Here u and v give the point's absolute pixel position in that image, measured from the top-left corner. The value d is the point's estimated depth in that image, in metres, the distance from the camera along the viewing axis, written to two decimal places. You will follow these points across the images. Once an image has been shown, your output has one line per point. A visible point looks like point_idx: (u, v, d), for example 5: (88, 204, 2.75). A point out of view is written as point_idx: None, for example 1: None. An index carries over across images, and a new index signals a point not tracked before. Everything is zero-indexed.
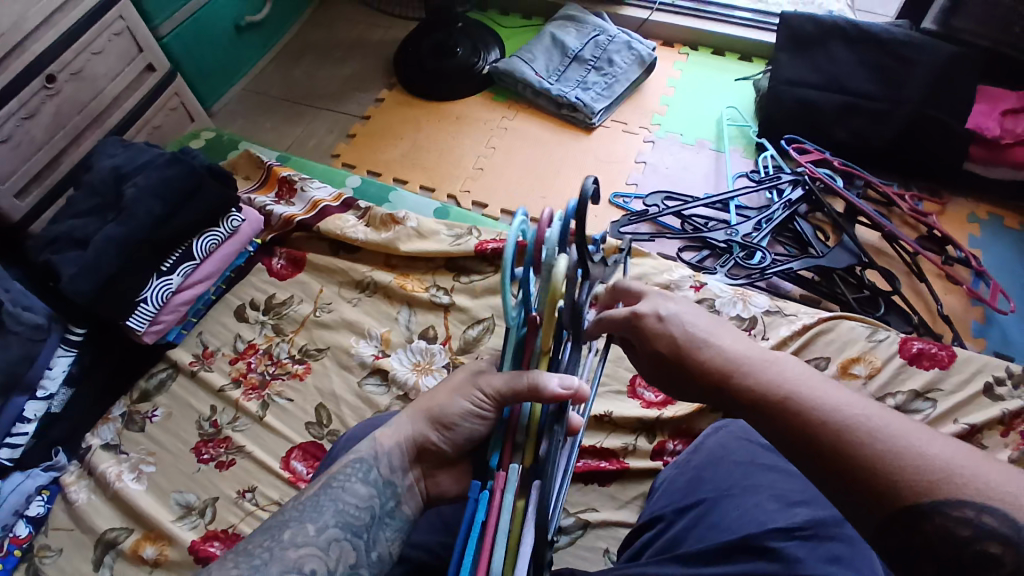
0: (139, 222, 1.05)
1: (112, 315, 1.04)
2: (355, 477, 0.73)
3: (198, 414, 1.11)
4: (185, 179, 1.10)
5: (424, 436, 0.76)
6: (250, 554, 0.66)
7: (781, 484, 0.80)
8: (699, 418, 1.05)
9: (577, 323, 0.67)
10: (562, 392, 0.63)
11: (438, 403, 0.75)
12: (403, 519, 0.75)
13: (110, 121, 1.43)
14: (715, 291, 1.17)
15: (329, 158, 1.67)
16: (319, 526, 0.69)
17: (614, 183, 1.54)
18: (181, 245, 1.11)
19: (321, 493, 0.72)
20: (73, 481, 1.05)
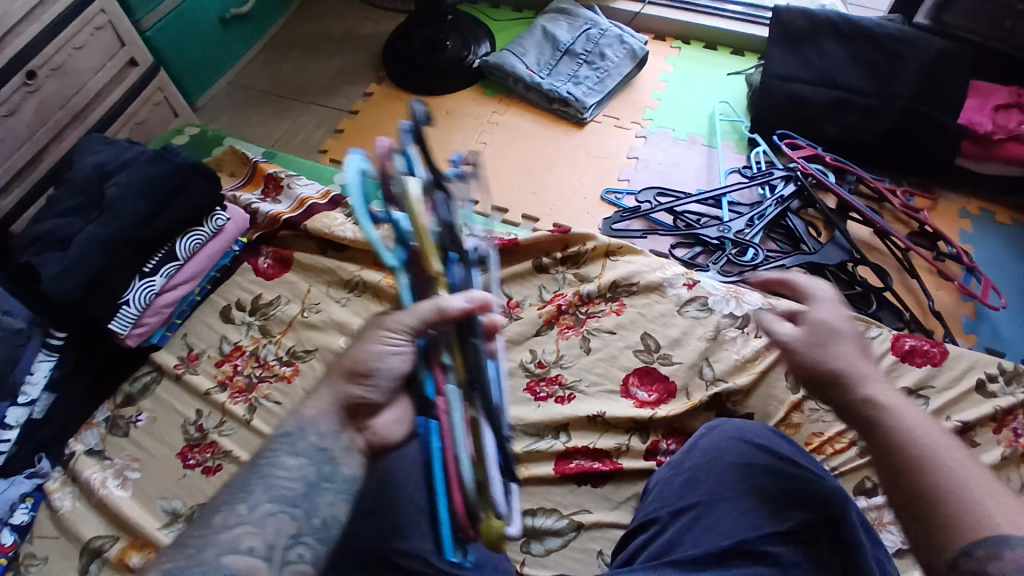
0: (122, 221, 1.03)
1: (95, 317, 1.02)
2: (283, 451, 0.73)
3: (184, 419, 1.10)
4: (169, 178, 1.07)
5: (347, 394, 0.76)
6: (184, 544, 0.67)
7: (775, 486, 0.82)
8: (693, 418, 1.03)
9: (455, 239, 0.78)
10: (470, 306, 0.71)
11: (353, 358, 0.76)
12: (344, 480, 0.73)
13: (92, 117, 1.40)
14: (708, 289, 1.15)
15: (316, 153, 1.64)
16: (251, 505, 0.69)
17: (606, 178, 1.52)
18: (164, 245, 1.09)
19: (254, 475, 0.73)
20: (57, 488, 1.04)
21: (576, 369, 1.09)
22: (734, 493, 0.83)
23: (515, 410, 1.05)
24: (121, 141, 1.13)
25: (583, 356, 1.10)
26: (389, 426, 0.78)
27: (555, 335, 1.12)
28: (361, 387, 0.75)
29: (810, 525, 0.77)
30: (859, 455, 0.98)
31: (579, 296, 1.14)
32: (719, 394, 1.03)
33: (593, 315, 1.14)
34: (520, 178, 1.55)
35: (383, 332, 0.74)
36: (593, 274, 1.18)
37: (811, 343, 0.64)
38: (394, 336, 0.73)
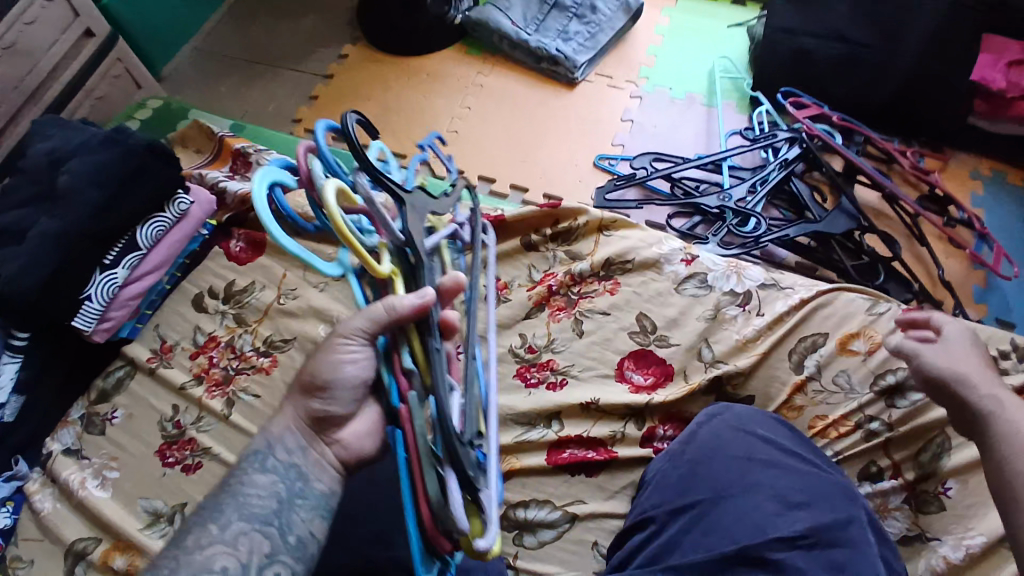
0: (77, 214, 0.95)
1: (54, 316, 0.95)
2: (252, 468, 0.75)
3: (160, 415, 1.05)
4: (123, 161, 0.99)
5: (308, 408, 0.78)
6: (158, 565, 0.68)
7: (781, 482, 0.78)
8: (690, 403, 0.99)
9: (409, 244, 0.76)
10: (418, 303, 0.70)
11: (309, 375, 0.79)
12: (316, 494, 0.75)
13: (48, 97, 1.28)
14: (708, 264, 1.08)
15: (290, 123, 1.54)
16: (223, 523, 0.71)
17: (599, 144, 1.43)
18: (124, 233, 1.01)
19: (223, 493, 0.74)
20: (37, 490, 1.00)
21: (568, 354, 1.03)
22: (738, 492, 0.79)
23: (504, 399, 1.01)
24: (73, 123, 1.04)
25: (576, 339, 1.04)
26: (357, 437, 0.79)
27: (546, 318, 1.06)
28: (319, 400, 0.77)
29: (816, 528, 0.72)
30: (865, 439, 0.93)
31: (570, 276, 1.08)
32: (720, 376, 0.98)
33: (586, 296, 1.07)
34: (507, 145, 1.46)
35: (340, 338, 0.77)
36: (585, 251, 1.11)
37: (942, 360, 0.80)
38: (351, 341, 0.75)
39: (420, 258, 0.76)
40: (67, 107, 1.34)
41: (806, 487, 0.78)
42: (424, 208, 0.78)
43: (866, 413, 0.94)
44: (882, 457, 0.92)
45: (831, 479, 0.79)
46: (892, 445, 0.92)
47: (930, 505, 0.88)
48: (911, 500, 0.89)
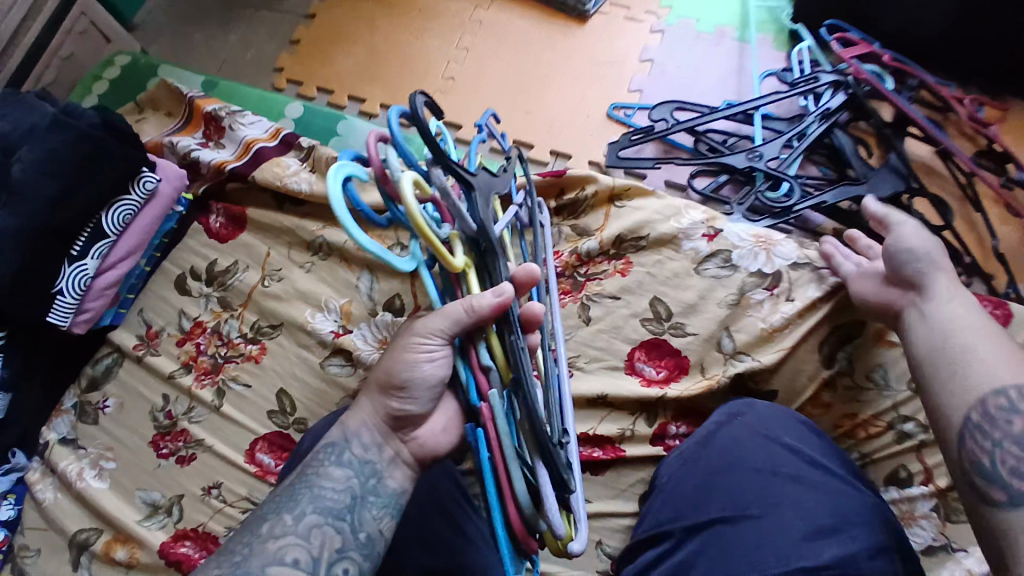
0: (31, 206, 0.87)
1: (25, 314, 0.88)
2: (329, 460, 0.72)
3: (151, 405, 1.01)
4: (76, 142, 0.89)
5: (387, 405, 0.73)
6: (230, 552, 0.65)
7: (806, 503, 0.74)
8: (706, 397, 0.91)
9: (487, 237, 0.68)
10: (499, 300, 0.66)
11: (387, 370, 0.74)
12: (389, 495, 0.71)
13: (12, 62, 1.17)
14: (731, 240, 0.96)
15: (272, 73, 1.39)
16: (297, 515, 0.67)
17: (613, 90, 1.27)
18: (89, 221, 0.92)
19: (297, 483, 0.70)
20: (38, 480, 0.99)
21: (574, 343, 0.95)
22: (766, 510, 0.74)
23: None
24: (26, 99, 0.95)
25: (582, 327, 0.95)
26: (433, 435, 0.74)
27: None
28: (397, 400, 0.72)
29: (851, 556, 0.69)
30: (897, 441, 0.85)
31: (577, 256, 0.98)
32: (740, 373, 0.89)
33: (594, 278, 0.97)
34: (510, 93, 1.30)
35: (416, 338, 0.71)
36: (594, 226, 1.00)
37: (904, 245, 0.78)
38: (429, 341, 0.70)
39: (492, 247, 0.70)
40: (34, 70, 1.22)
41: (834, 509, 0.73)
42: (490, 189, 0.69)
43: (901, 412, 0.85)
44: (914, 461, 0.84)
45: (861, 496, 0.75)
46: (926, 448, 0.83)
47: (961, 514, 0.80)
48: (940, 507, 0.81)
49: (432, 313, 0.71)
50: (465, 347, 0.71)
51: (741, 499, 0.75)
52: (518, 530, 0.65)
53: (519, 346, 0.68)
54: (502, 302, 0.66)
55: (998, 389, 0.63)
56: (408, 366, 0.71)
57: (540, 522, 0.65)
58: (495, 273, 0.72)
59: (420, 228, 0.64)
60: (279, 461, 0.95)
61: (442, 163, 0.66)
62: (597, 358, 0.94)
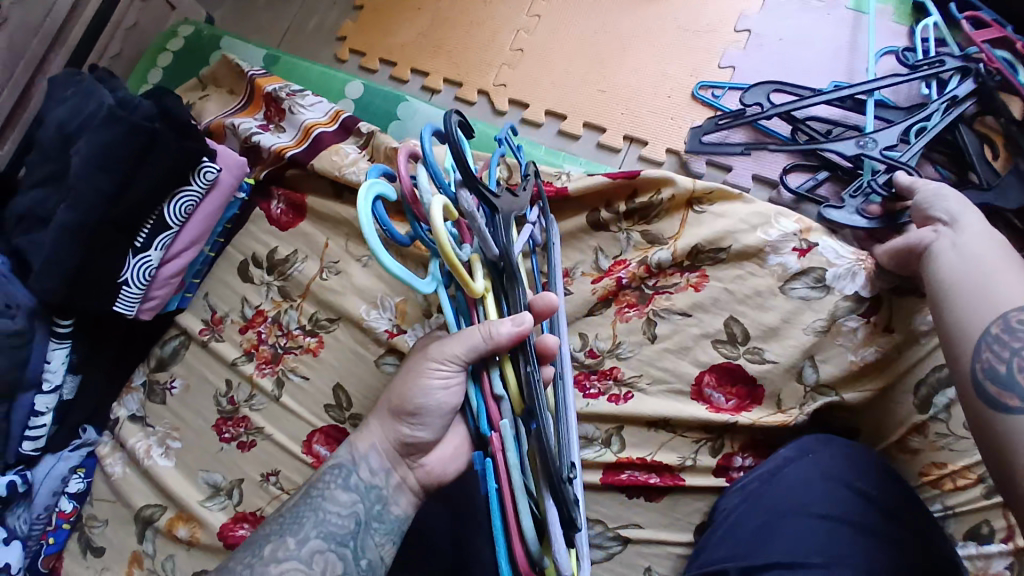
0: (88, 200, 0.87)
1: (94, 304, 0.91)
2: (335, 483, 0.74)
3: (215, 390, 1.04)
4: (133, 135, 0.87)
5: (397, 432, 0.75)
6: (234, 569, 0.68)
7: (879, 560, 0.68)
8: (780, 430, 0.83)
9: (511, 267, 0.66)
10: (519, 330, 0.63)
11: (397, 396, 0.74)
12: (392, 521, 0.74)
13: (73, 38, 1.18)
14: (827, 256, 0.84)
15: (334, 43, 1.34)
16: (301, 538, 0.70)
17: (701, 66, 1.12)
18: (152, 213, 0.92)
19: (303, 503, 0.73)
20: (108, 454, 1.03)
21: (636, 361, 0.88)
22: (832, 562, 0.68)
23: None
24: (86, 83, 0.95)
25: (647, 345, 0.88)
26: (441, 462, 0.76)
27: (612, 317, 0.90)
28: (408, 426, 0.73)
29: None
30: (984, 495, 0.74)
31: (646, 267, 0.89)
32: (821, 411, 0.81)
33: (663, 291, 0.89)
34: (582, 66, 1.19)
35: (431, 363, 0.70)
36: (667, 234, 0.91)
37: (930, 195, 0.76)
38: (444, 367, 0.68)
39: (515, 275, 0.66)
40: (97, 43, 1.23)
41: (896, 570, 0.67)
42: (511, 214, 0.68)
43: None
44: (1001, 517, 0.73)
45: (941, 551, 0.69)
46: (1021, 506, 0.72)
47: None
48: (1017, 565, 0.70)
49: (450, 338, 0.69)
50: (482, 376, 0.68)
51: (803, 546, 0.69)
52: (521, 569, 0.61)
53: (536, 376, 0.65)
54: (521, 332, 0.63)
55: (1022, 306, 0.61)
56: (420, 393, 0.72)
57: (546, 562, 0.62)
58: (515, 301, 0.67)
59: (445, 252, 0.59)
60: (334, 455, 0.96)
61: (469, 181, 0.64)
62: (660, 379, 0.87)
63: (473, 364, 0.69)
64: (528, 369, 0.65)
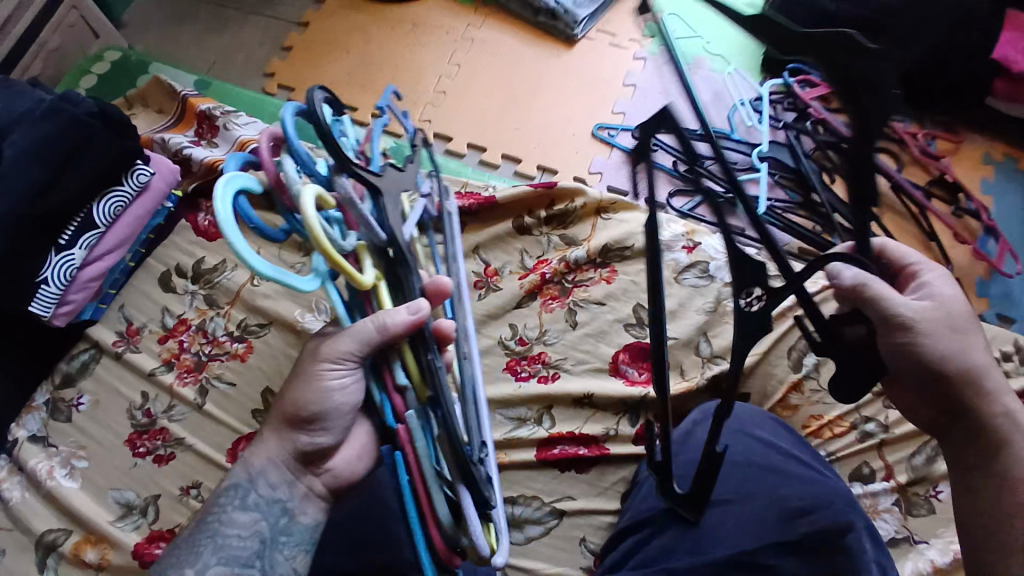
0: (16, 191, 0.86)
1: (9, 304, 0.88)
2: (232, 506, 0.74)
3: (129, 403, 0.99)
4: (67, 133, 0.89)
5: (293, 443, 0.75)
6: None
7: (781, 490, 0.76)
8: (689, 399, 0.95)
9: (399, 248, 0.68)
10: (415, 317, 0.66)
11: (288, 406, 0.75)
12: (300, 530, 0.75)
13: (1, 49, 1.16)
14: (709, 253, 1.03)
15: (263, 78, 1.40)
16: (200, 567, 0.70)
17: (599, 111, 1.33)
18: (79, 211, 0.93)
19: (200, 532, 0.73)
20: (4, 478, 0.97)
21: (562, 346, 0.99)
22: (739, 497, 0.76)
23: (493, 390, 0.97)
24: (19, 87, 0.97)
25: (569, 331, 1.00)
26: (347, 464, 0.78)
27: (538, 308, 1.01)
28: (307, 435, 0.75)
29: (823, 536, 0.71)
30: (859, 440, 0.92)
31: (566, 263, 1.02)
32: (717, 376, 0.94)
33: (581, 284, 1.02)
34: (499, 106, 1.36)
35: (324, 363, 0.72)
36: (581, 236, 1.05)
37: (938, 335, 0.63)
38: (339, 365, 0.71)
39: (403, 256, 0.70)
40: (20, 60, 1.21)
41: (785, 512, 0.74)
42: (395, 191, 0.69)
43: (863, 414, 0.93)
44: (875, 458, 0.91)
45: (831, 485, 0.77)
46: (886, 447, 0.91)
47: (919, 508, 0.87)
48: (901, 503, 0.88)
49: (341, 335, 0.71)
50: (384, 370, 0.72)
51: (717, 484, 0.77)
52: (441, 549, 0.67)
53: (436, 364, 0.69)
54: (416, 318, 0.67)
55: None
56: (315, 399, 0.73)
57: (465, 541, 0.68)
58: (407, 287, 0.72)
59: (321, 241, 0.61)
60: None
61: (341, 167, 0.66)
62: (582, 360, 0.98)
63: (371, 359, 0.72)
64: (428, 359, 0.69)
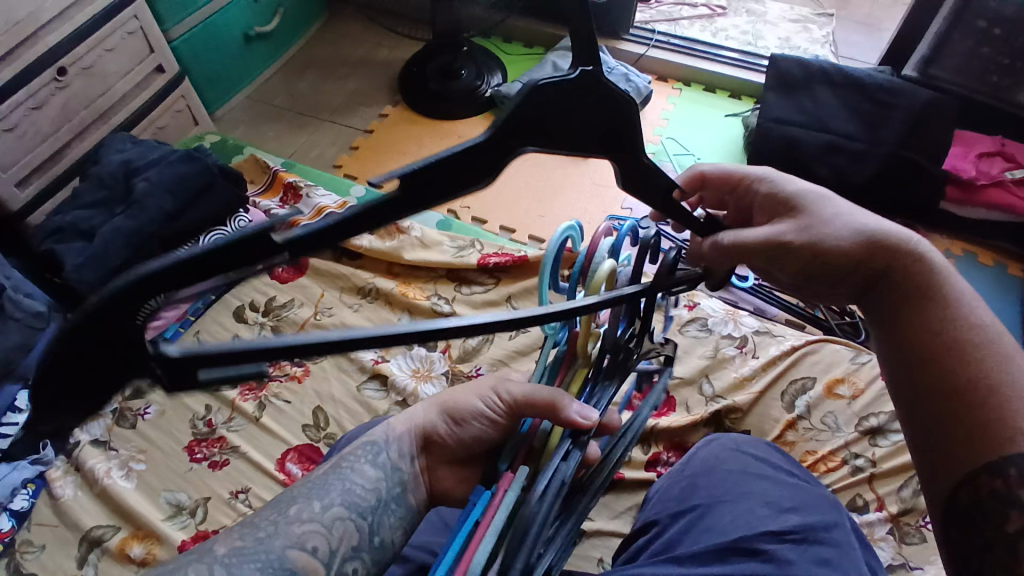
0: (150, 216, 1.12)
1: None
2: (364, 458, 0.59)
3: (193, 413, 1.11)
4: (198, 179, 1.17)
5: (431, 426, 0.64)
6: (255, 526, 0.53)
7: (772, 491, 0.82)
8: (693, 432, 1.07)
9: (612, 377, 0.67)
10: (580, 423, 0.57)
11: (456, 394, 0.65)
12: (409, 508, 0.60)
13: (115, 118, 1.43)
14: (708, 310, 1.22)
15: (331, 168, 1.68)
16: (326, 504, 0.55)
17: (610, 206, 1.57)
18: (187, 241, 1.17)
19: (331, 473, 0.58)
20: (59, 477, 1.05)
21: None
22: (733, 497, 0.82)
23: None
24: (146, 143, 1.23)
25: None
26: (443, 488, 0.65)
27: None
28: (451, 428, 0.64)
29: (808, 526, 0.76)
30: (851, 473, 1.01)
31: None
32: (719, 410, 1.08)
33: None
34: (527, 201, 1.58)
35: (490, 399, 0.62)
36: None
37: (868, 219, 0.64)
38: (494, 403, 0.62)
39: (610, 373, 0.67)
40: (131, 130, 1.48)
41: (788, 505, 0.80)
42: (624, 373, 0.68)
43: (852, 450, 1.03)
44: (867, 491, 1.00)
45: (818, 492, 0.84)
46: (875, 480, 1.00)
47: (912, 537, 0.95)
48: (894, 531, 0.95)
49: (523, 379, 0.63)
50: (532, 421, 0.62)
51: (718, 487, 0.84)
52: None
53: (562, 476, 0.55)
54: (581, 425, 0.57)
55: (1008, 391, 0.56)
56: (480, 409, 0.63)
57: None
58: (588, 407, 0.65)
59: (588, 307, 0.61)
60: (306, 471, 1.04)
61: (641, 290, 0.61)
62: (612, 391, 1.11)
63: (548, 423, 0.61)
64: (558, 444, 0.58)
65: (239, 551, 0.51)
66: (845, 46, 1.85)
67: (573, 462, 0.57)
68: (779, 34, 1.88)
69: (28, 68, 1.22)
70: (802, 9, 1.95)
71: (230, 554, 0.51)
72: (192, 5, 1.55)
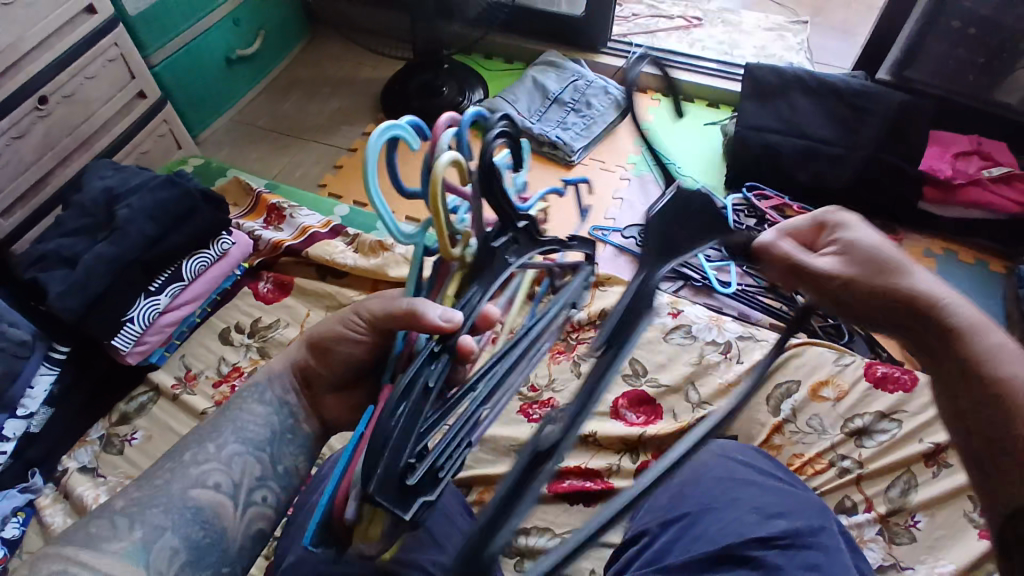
0: (131, 241, 1.12)
1: (97, 334, 1.09)
2: (251, 400, 0.69)
3: (179, 438, 1.11)
4: (179, 203, 1.18)
5: (305, 361, 0.72)
6: (151, 478, 0.62)
7: (759, 498, 0.82)
8: (680, 440, 1.07)
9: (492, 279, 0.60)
10: (441, 325, 0.54)
11: (318, 328, 0.71)
12: (306, 436, 0.70)
13: (98, 144, 1.43)
14: (692, 318, 1.22)
15: (316, 187, 1.69)
16: (220, 443, 0.65)
17: (594, 217, 1.58)
18: (171, 266, 1.18)
19: (222, 418, 0.67)
20: (48, 505, 1.04)
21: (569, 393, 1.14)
22: (722, 503, 0.82)
23: (511, 429, 1.09)
24: (128, 168, 1.23)
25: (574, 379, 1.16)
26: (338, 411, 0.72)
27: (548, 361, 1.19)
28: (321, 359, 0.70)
29: (794, 532, 0.76)
30: (838, 475, 1.02)
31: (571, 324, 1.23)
32: (706, 417, 1.08)
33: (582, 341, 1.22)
34: None
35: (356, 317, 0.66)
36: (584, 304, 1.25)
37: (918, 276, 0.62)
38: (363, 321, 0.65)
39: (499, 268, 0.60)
40: (113, 156, 1.48)
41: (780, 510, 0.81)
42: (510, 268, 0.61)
43: (839, 452, 1.04)
44: (855, 492, 1.00)
45: (806, 496, 0.85)
46: (864, 481, 1.00)
47: (902, 537, 0.96)
48: (884, 531, 0.96)
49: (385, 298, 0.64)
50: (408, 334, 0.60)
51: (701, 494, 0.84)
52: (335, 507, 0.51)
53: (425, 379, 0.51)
54: (443, 328, 0.54)
55: None
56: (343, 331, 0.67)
57: (358, 517, 0.50)
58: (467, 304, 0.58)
59: (437, 200, 0.55)
60: None
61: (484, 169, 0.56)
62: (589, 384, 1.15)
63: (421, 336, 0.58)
64: (422, 348, 0.54)
65: (138, 500, 0.59)
66: (821, 53, 1.89)
67: (441, 365, 0.53)
68: (755, 42, 1.92)
69: (9, 98, 1.22)
70: (777, 18, 1.99)
71: (128, 505, 0.59)
72: (173, 30, 1.57)
